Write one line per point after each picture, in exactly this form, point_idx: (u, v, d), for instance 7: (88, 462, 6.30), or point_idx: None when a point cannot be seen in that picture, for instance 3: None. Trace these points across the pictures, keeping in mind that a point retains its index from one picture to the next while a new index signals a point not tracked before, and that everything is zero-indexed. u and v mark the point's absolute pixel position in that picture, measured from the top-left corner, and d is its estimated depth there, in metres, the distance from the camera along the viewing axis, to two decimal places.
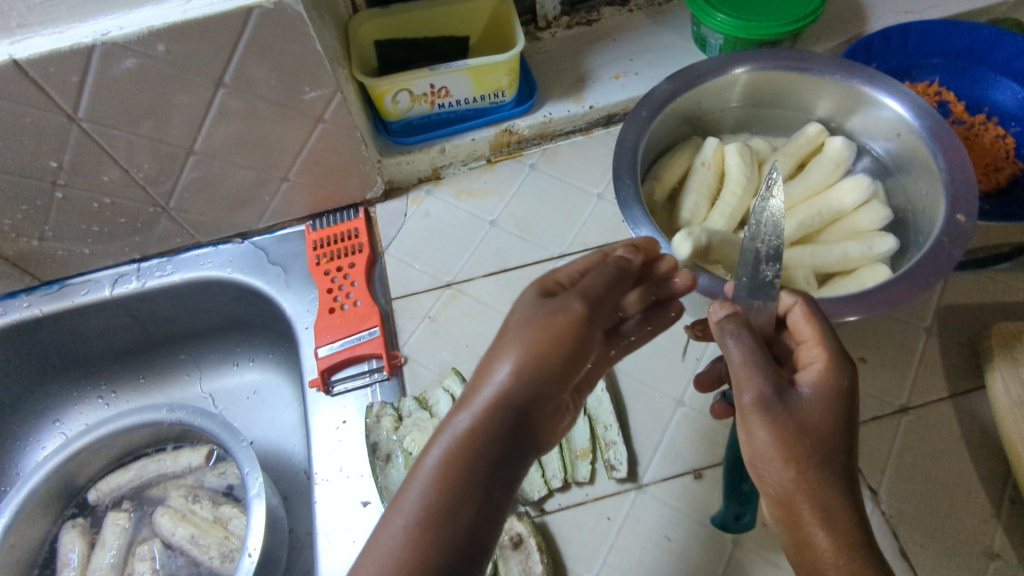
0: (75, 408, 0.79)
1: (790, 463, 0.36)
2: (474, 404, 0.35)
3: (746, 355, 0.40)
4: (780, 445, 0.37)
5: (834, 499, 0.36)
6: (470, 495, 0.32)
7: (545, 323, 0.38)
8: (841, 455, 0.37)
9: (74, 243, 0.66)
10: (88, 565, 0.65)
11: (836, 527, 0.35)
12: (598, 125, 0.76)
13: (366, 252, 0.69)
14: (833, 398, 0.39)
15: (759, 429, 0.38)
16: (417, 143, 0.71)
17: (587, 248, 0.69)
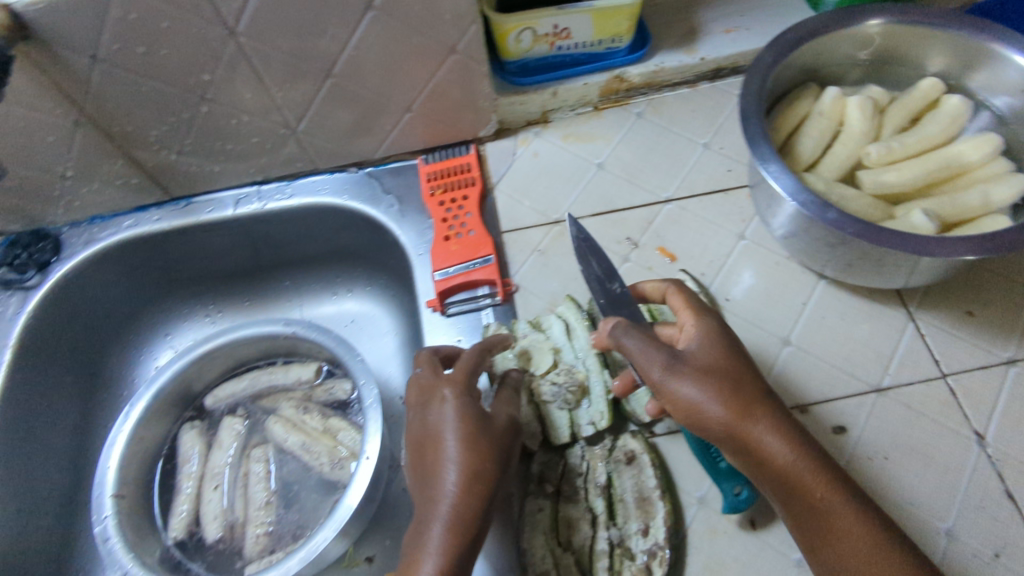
0: (184, 325, 0.82)
1: (716, 398, 0.47)
2: (435, 510, 0.45)
3: (644, 342, 0.49)
4: (716, 392, 0.47)
5: (773, 419, 0.47)
6: (460, 547, 0.44)
7: (462, 433, 0.48)
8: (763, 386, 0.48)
9: (206, 160, 0.70)
10: (206, 464, 0.69)
11: (779, 430, 0.46)
12: (705, 78, 0.77)
13: (479, 186, 0.71)
14: (710, 349, 0.49)
15: (685, 389, 0.47)
16: (532, 84, 0.73)
17: (694, 194, 0.70)
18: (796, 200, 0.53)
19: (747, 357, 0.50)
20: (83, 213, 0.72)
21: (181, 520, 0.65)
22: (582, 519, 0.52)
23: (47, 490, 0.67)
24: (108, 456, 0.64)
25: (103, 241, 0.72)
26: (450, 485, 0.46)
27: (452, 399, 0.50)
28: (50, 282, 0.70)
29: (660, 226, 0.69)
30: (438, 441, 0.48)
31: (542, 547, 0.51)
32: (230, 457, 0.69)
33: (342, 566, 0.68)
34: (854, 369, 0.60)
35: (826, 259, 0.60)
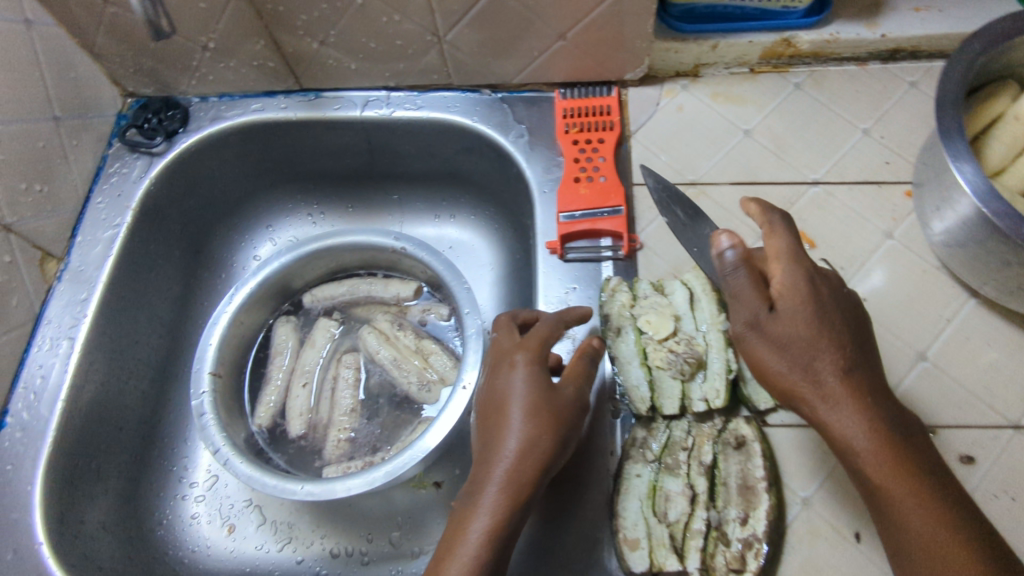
0: (288, 221, 0.82)
1: (791, 360, 0.45)
2: (484, 479, 0.45)
3: (747, 285, 0.46)
4: (795, 359, 0.45)
5: (855, 399, 0.44)
6: (505, 520, 0.44)
7: (527, 410, 0.47)
8: (853, 354, 0.46)
9: (345, 55, 0.67)
10: (297, 360, 0.69)
11: (863, 411, 0.44)
12: (878, 58, 0.70)
13: (617, 131, 0.68)
14: (801, 306, 0.45)
15: (764, 351, 0.46)
16: (693, 33, 0.67)
17: (845, 182, 0.65)
18: (985, 206, 0.49)
19: (841, 318, 0.46)
20: (214, 88, 0.71)
21: (266, 409, 0.67)
22: (681, 494, 0.51)
23: (147, 354, 0.68)
24: (210, 334, 0.65)
25: (229, 120, 0.71)
26: (509, 446, 0.46)
27: (523, 367, 0.49)
28: (175, 152, 0.70)
29: (803, 209, 0.64)
30: (503, 408, 0.47)
31: (636, 514, 0.50)
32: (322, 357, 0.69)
33: (410, 486, 0.69)
34: (991, 399, 0.55)
35: (990, 279, 0.55)
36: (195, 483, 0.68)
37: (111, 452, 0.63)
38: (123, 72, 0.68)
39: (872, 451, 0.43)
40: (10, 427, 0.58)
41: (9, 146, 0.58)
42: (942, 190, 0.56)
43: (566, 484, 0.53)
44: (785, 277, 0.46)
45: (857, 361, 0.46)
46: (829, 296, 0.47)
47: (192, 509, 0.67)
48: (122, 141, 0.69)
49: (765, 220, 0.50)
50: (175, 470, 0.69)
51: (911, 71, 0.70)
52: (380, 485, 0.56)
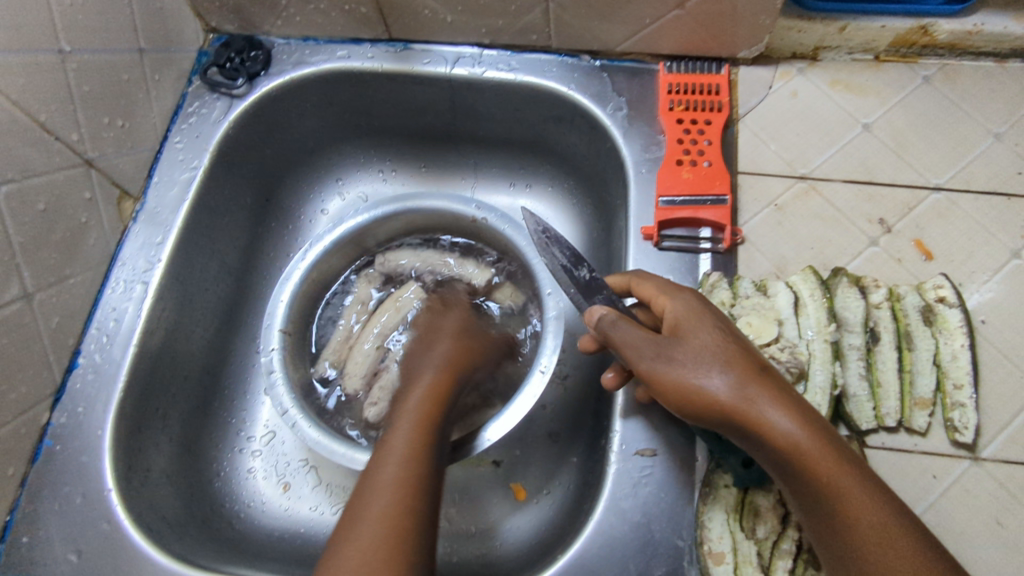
0: (360, 176, 0.79)
1: (729, 369, 0.43)
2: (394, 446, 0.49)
3: (637, 330, 0.47)
4: (712, 375, 0.43)
5: (776, 395, 0.42)
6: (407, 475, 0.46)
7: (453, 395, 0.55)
8: (745, 359, 0.44)
9: (443, 6, 0.63)
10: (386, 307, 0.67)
11: (792, 413, 0.42)
12: (1020, 56, 0.64)
13: (725, 113, 0.63)
14: (698, 331, 0.45)
15: (691, 372, 0.43)
16: (821, 12, 0.62)
17: (970, 190, 0.60)
18: None
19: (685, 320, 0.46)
20: (299, 31, 0.68)
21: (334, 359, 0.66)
22: (772, 512, 0.48)
23: (215, 303, 0.67)
24: (281, 291, 0.63)
25: (313, 66, 0.68)
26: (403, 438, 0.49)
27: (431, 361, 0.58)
28: (255, 95, 0.67)
29: (922, 215, 0.59)
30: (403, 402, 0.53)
31: (721, 527, 0.48)
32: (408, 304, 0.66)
33: (467, 461, 0.68)
34: None
35: None
36: (254, 437, 0.68)
37: (177, 400, 0.62)
38: (209, 6, 0.65)
39: (816, 464, 0.41)
40: (82, 367, 0.57)
41: (93, 76, 0.56)
42: None
43: (647, 487, 0.50)
44: (684, 307, 0.47)
45: (751, 364, 0.44)
46: (721, 317, 0.47)
47: (249, 462, 0.66)
48: (203, 80, 0.66)
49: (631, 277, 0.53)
50: (234, 423, 0.68)
51: None
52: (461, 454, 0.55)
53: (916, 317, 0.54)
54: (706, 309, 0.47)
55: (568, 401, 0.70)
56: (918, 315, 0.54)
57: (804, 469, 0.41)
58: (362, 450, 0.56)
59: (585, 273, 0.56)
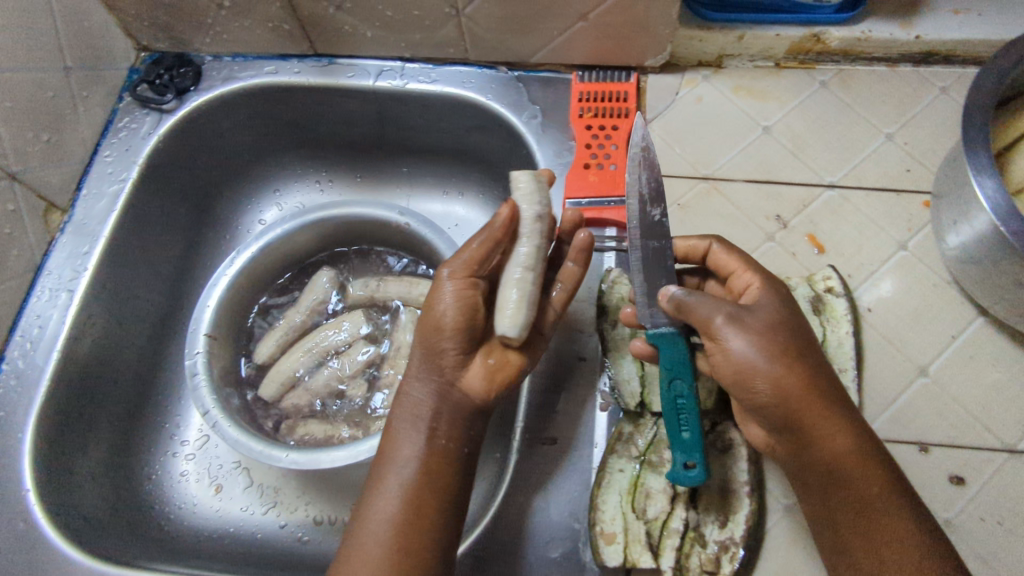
0: (296, 186, 0.81)
1: (800, 363, 0.45)
2: (410, 433, 0.50)
3: (706, 297, 0.47)
4: (774, 355, 0.45)
5: (839, 407, 0.46)
6: (424, 471, 0.48)
7: (489, 371, 0.52)
8: (809, 351, 0.47)
9: (361, 22, 0.66)
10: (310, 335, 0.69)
11: (852, 426, 0.46)
12: (910, 60, 0.68)
13: (632, 119, 0.66)
14: (770, 312, 0.47)
15: (747, 342, 0.45)
16: (720, 22, 0.65)
17: (861, 187, 0.64)
18: (1005, 225, 0.47)
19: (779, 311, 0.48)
20: (228, 47, 0.71)
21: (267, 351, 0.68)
22: (662, 493, 0.51)
23: (149, 311, 0.69)
24: (209, 295, 0.65)
25: (242, 81, 0.71)
26: (412, 447, 0.49)
27: (455, 321, 0.51)
28: (185, 110, 0.70)
29: (816, 212, 0.63)
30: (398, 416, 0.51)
31: (614, 507, 0.51)
32: (527, 263, 0.52)
33: None
34: (990, 422, 0.54)
35: (1002, 299, 0.53)
36: (187, 440, 0.69)
37: (107, 404, 0.64)
38: (139, 25, 0.68)
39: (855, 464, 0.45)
40: (5, 372, 0.59)
41: (19, 94, 0.58)
42: (961, 202, 0.54)
43: (548, 472, 0.54)
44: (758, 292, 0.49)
45: (819, 365, 0.46)
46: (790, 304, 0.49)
47: (182, 466, 0.68)
48: (133, 95, 0.69)
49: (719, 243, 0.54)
50: (167, 427, 0.69)
51: (944, 76, 0.67)
52: (363, 459, 0.56)
53: (807, 305, 0.57)
54: (774, 293, 0.49)
55: None
56: (808, 304, 0.57)
57: (848, 475, 0.45)
58: (279, 448, 0.58)
59: (658, 214, 0.50)
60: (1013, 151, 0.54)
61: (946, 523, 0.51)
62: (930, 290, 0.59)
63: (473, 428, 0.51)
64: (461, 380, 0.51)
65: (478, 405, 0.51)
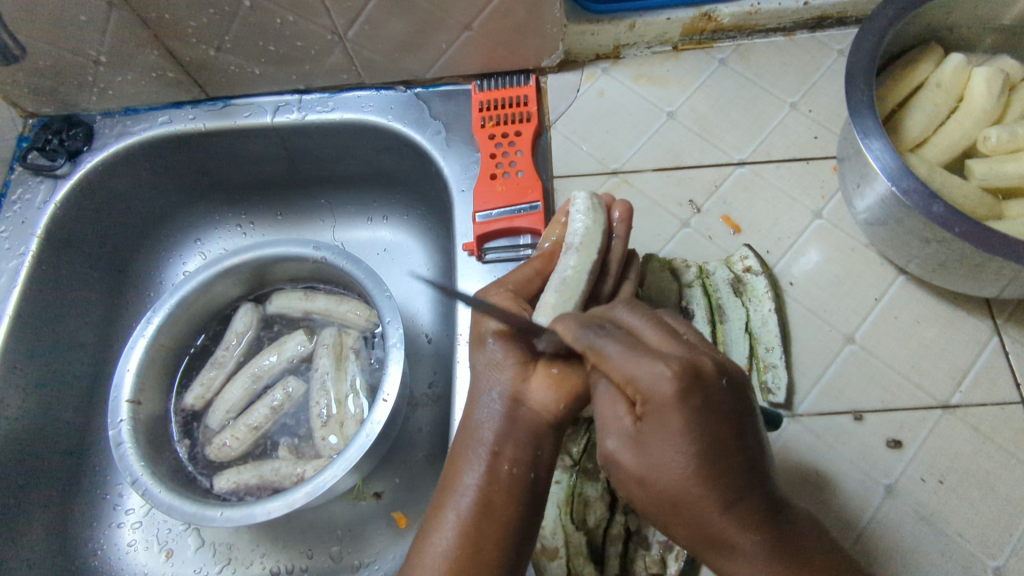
0: (216, 232, 0.79)
1: (704, 501, 0.36)
2: (473, 458, 0.46)
3: (608, 397, 0.41)
4: (680, 492, 0.37)
5: (760, 537, 0.37)
6: (483, 497, 0.44)
7: (553, 383, 0.46)
8: (744, 461, 0.37)
9: (246, 61, 0.65)
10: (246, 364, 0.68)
11: (781, 553, 0.36)
12: (804, 27, 0.68)
13: (535, 122, 0.66)
14: (665, 416, 0.36)
15: (659, 472, 0.37)
16: (608, 13, 0.64)
17: (771, 160, 0.63)
18: (896, 184, 0.47)
19: (696, 421, 0.36)
20: (117, 103, 0.68)
21: (202, 390, 0.67)
22: (600, 500, 0.50)
23: (71, 383, 0.67)
24: (126, 359, 0.62)
25: (136, 135, 0.69)
26: (474, 482, 0.45)
27: (499, 331, 0.48)
28: (80, 172, 0.67)
29: (729, 191, 0.62)
30: (479, 443, 0.46)
31: (554, 523, 0.49)
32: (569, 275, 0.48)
33: (349, 498, 0.66)
34: (921, 380, 0.54)
35: (914, 256, 0.53)
36: (130, 509, 0.67)
37: (36, 487, 0.62)
38: (18, 93, 0.65)
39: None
40: None
41: None
42: (858, 166, 0.53)
43: None
44: (653, 375, 0.36)
45: (728, 489, 0.36)
46: (710, 382, 0.37)
47: (128, 536, 0.66)
48: (24, 165, 0.67)
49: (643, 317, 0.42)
50: (109, 498, 0.67)
51: (839, 38, 0.67)
52: (298, 506, 0.55)
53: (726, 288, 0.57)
54: (688, 376, 0.36)
55: (442, 420, 0.69)
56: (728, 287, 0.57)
57: None
58: (212, 507, 0.56)
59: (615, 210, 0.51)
60: (905, 108, 0.56)
61: (887, 489, 0.51)
62: (846, 255, 0.59)
63: (542, 449, 0.46)
64: (526, 395, 0.47)
65: (549, 420, 0.46)
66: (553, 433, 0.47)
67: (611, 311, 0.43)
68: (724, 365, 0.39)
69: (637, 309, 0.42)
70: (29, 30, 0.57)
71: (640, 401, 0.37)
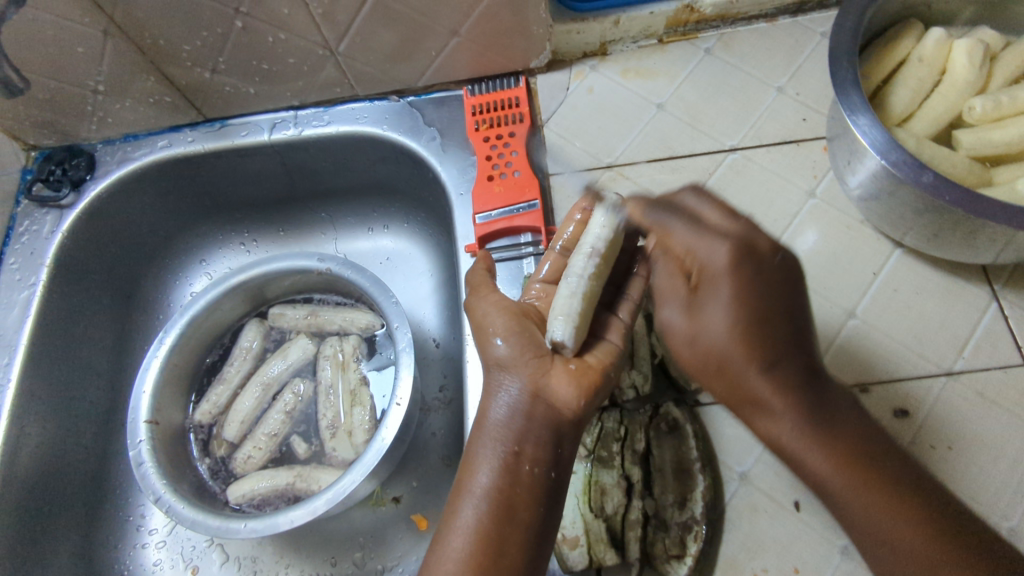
0: (220, 252, 0.80)
1: (742, 351, 0.45)
2: (491, 457, 0.46)
3: (666, 274, 0.51)
4: (722, 346, 0.46)
5: (791, 400, 0.45)
6: (502, 497, 0.45)
7: (573, 377, 0.48)
8: (784, 330, 0.46)
9: (241, 80, 0.66)
10: (257, 372, 0.69)
11: (803, 413, 0.44)
12: (787, 12, 0.69)
13: (528, 123, 0.67)
14: (719, 282, 0.46)
15: (708, 330, 0.46)
16: (593, 11, 0.66)
17: (762, 144, 0.64)
18: (885, 158, 0.48)
19: (757, 288, 0.45)
20: (117, 130, 0.70)
21: (209, 406, 0.67)
22: (616, 487, 0.51)
23: (88, 409, 0.68)
24: (142, 381, 0.63)
25: (137, 161, 0.70)
26: (488, 478, 0.45)
27: (509, 329, 0.51)
28: (85, 201, 0.68)
29: (722, 177, 0.63)
30: (495, 439, 0.47)
31: (574, 512, 0.50)
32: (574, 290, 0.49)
33: (368, 504, 0.66)
34: (924, 349, 0.55)
35: (909, 228, 0.54)
36: (154, 528, 0.67)
37: (62, 513, 0.63)
38: (20, 127, 0.66)
39: (835, 456, 0.43)
40: None
41: None
42: (848, 144, 0.54)
43: None
44: (712, 254, 0.46)
45: (761, 345, 0.45)
46: (765, 259, 0.46)
47: (153, 556, 0.66)
48: (30, 197, 0.68)
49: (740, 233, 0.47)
50: (132, 519, 0.68)
51: (821, 20, 0.68)
52: (321, 511, 0.56)
53: None
54: (744, 252, 0.46)
55: (456, 423, 0.69)
56: None
57: (813, 473, 0.44)
58: (236, 518, 0.57)
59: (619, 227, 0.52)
60: (889, 84, 0.57)
61: None
62: (842, 232, 0.60)
63: (561, 446, 0.47)
64: (545, 388, 0.48)
65: (570, 416, 0.48)
66: (572, 430, 0.48)
67: (678, 197, 0.50)
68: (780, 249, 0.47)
69: (701, 193, 0.49)
70: (28, 64, 0.58)
71: (698, 270, 0.47)
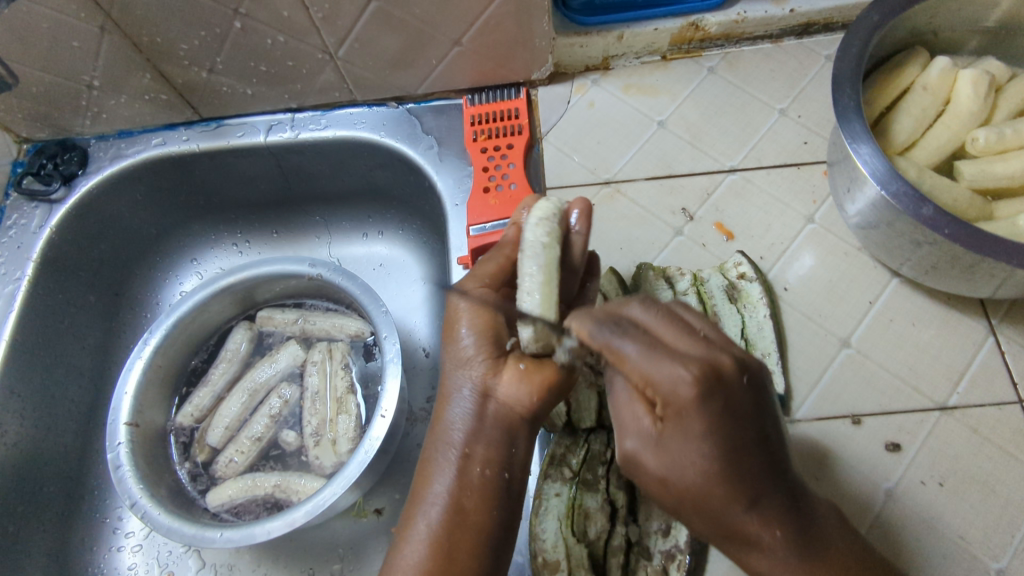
0: (214, 252, 0.79)
1: (681, 496, 0.41)
2: (443, 462, 0.46)
3: (624, 406, 0.42)
4: (682, 500, 0.41)
5: (769, 529, 0.40)
6: (457, 502, 0.44)
7: (524, 378, 0.46)
8: (746, 454, 0.38)
9: (238, 81, 0.65)
10: (243, 375, 0.68)
11: (775, 549, 0.40)
12: (792, 34, 0.68)
13: (526, 135, 0.66)
14: (686, 435, 0.38)
15: (662, 390, 0.37)
16: (596, 25, 0.65)
17: (761, 166, 0.64)
18: (885, 188, 0.47)
19: (730, 443, 0.38)
20: (111, 126, 0.69)
21: (192, 409, 0.66)
22: (600, 511, 0.51)
23: (68, 407, 0.67)
24: (125, 382, 0.62)
25: (130, 158, 0.69)
26: (442, 484, 0.45)
27: (478, 325, 0.47)
28: (76, 196, 0.67)
29: (720, 198, 0.63)
30: (446, 440, 0.46)
31: (556, 535, 0.50)
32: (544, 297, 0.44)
33: (350, 515, 0.65)
34: (917, 382, 0.54)
35: (906, 259, 0.53)
36: (130, 532, 0.66)
37: (36, 514, 0.62)
38: (13, 119, 0.66)
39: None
40: None
41: None
42: (848, 171, 0.54)
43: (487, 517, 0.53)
44: (676, 382, 0.36)
45: (725, 492, 0.39)
46: (733, 384, 0.37)
47: (128, 559, 0.65)
48: (19, 191, 0.67)
49: (675, 414, 0.37)
50: (108, 522, 0.67)
51: (826, 44, 0.68)
52: (299, 523, 0.54)
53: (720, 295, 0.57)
54: (711, 377, 0.36)
55: None
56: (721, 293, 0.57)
57: None
58: (212, 528, 0.55)
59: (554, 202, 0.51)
60: (892, 112, 0.56)
61: (888, 494, 0.51)
62: (839, 257, 0.59)
63: (515, 446, 0.46)
64: (496, 389, 0.46)
65: (522, 413, 0.46)
66: (526, 428, 0.47)
67: (622, 311, 0.40)
68: (725, 369, 0.37)
69: (650, 305, 0.41)
70: (22, 57, 0.57)
71: (662, 403, 0.38)
